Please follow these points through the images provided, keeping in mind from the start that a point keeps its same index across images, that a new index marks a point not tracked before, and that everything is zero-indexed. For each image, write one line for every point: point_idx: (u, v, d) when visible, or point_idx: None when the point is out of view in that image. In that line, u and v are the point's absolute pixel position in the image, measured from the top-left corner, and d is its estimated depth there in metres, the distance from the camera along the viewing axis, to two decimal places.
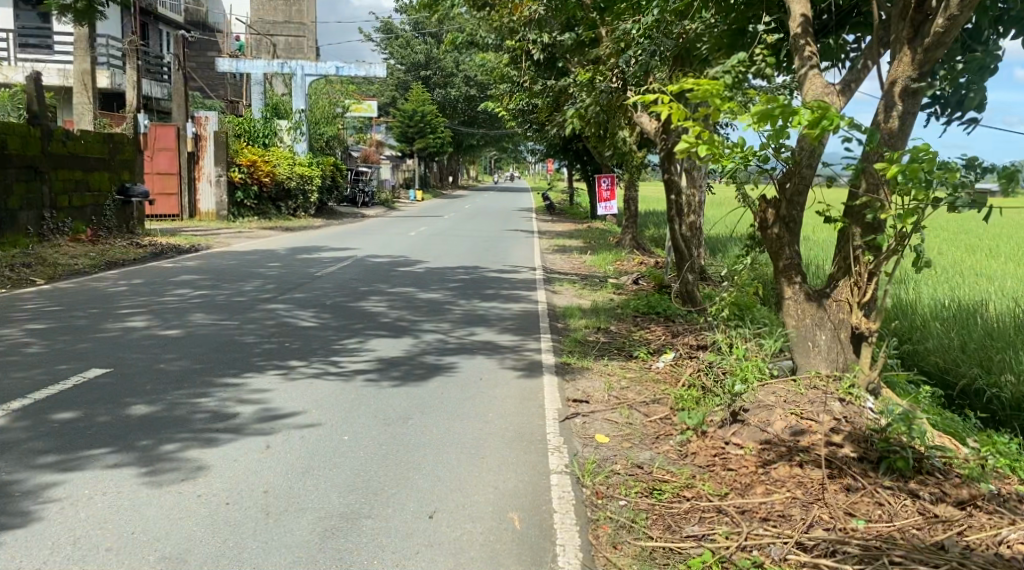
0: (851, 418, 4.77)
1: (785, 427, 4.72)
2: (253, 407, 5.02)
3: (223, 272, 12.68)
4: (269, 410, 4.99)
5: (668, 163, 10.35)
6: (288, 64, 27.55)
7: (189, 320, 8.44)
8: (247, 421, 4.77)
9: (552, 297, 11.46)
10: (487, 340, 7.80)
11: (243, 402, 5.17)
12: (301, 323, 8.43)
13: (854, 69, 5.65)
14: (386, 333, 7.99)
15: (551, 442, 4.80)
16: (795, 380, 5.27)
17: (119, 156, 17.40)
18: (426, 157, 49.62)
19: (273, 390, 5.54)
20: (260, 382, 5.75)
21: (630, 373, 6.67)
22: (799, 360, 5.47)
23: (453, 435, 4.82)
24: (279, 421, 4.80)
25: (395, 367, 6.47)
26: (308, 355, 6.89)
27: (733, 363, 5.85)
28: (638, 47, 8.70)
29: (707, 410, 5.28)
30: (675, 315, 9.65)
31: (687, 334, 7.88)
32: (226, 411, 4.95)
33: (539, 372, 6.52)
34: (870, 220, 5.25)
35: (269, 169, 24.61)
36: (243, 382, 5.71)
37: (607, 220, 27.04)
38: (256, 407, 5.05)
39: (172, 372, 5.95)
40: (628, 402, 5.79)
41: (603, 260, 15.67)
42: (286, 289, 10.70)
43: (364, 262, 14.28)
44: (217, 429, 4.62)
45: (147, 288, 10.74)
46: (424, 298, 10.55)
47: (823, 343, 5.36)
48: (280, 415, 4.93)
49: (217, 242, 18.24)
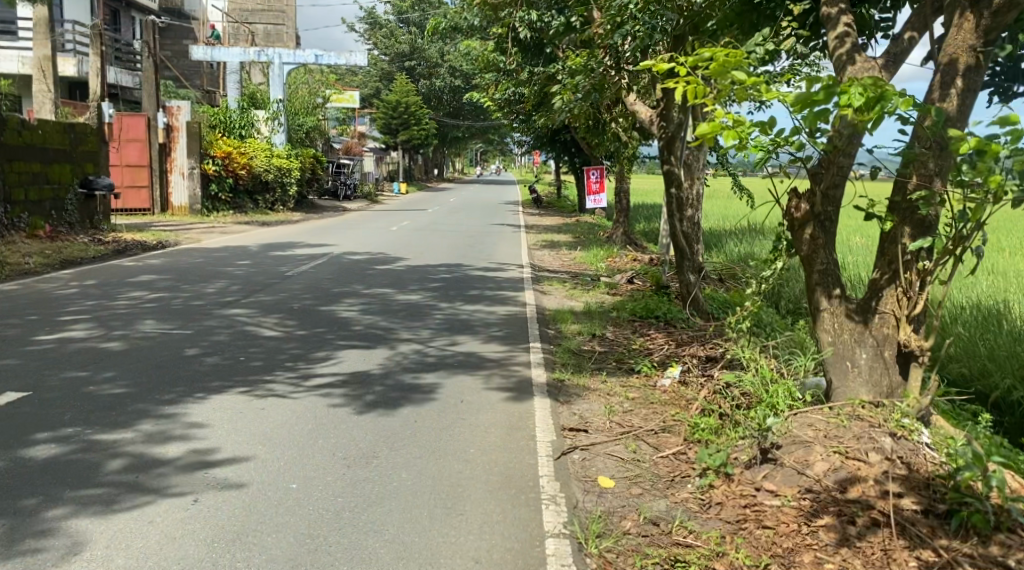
0: (907, 457, 3.93)
1: (827, 469, 3.90)
2: (180, 449, 4.13)
3: (186, 272, 11.70)
4: (200, 453, 4.11)
5: (668, 152, 9.51)
6: (266, 51, 26.55)
7: (136, 329, 7.48)
8: (170, 470, 3.89)
9: (542, 298, 10.61)
10: (472, 352, 6.91)
11: (173, 440, 4.25)
12: (263, 331, 7.50)
13: (899, 40, 4.79)
14: (357, 343, 7.09)
15: (546, 491, 3.96)
16: (832, 408, 4.45)
17: (82, 147, 16.38)
18: (410, 148, 48.63)
19: (214, 419, 4.63)
20: (198, 407, 4.84)
21: (633, 394, 5.82)
22: (835, 383, 4.66)
23: (424, 485, 3.95)
24: (211, 471, 3.90)
25: (364, 386, 5.58)
26: (266, 368, 5.96)
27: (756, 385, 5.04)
28: (635, 23, 8.04)
29: (730, 446, 4.45)
30: (676, 320, 8.81)
31: (697, 344, 7.05)
32: (146, 454, 4.05)
33: (529, 394, 5.65)
34: (922, 217, 4.41)
35: (245, 161, 23.73)
36: (178, 408, 4.80)
37: (595, 214, 26.22)
38: (185, 448, 4.17)
39: (97, 396, 5.03)
40: (634, 430, 4.97)
41: (594, 257, 14.82)
42: (253, 292, 9.77)
43: (340, 260, 13.36)
44: (129, 482, 3.73)
45: (99, 290, 9.80)
46: (402, 300, 9.67)
47: (864, 363, 4.56)
48: (214, 460, 4.04)
49: (186, 238, 17.24)
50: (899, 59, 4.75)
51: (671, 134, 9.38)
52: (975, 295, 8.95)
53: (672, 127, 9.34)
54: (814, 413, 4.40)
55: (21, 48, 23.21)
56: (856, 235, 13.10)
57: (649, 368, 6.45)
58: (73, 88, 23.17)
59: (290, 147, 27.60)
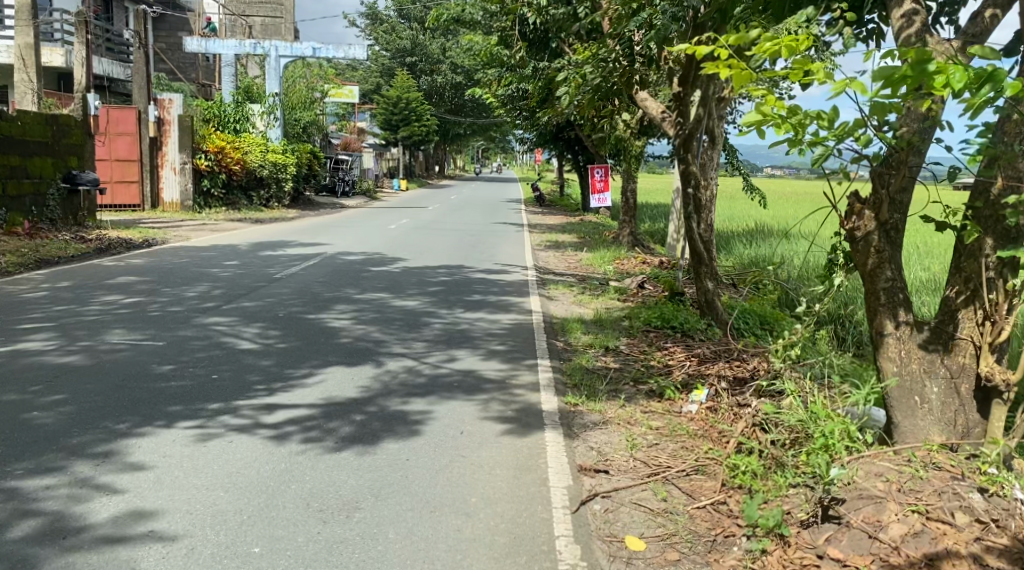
0: (1002, 520, 3.22)
1: (905, 534, 3.22)
2: (113, 507, 3.47)
3: (169, 274, 10.99)
4: (137, 514, 3.45)
5: (684, 151, 8.76)
6: (261, 44, 25.91)
7: (100, 339, 6.78)
8: (95, 539, 3.23)
9: (548, 304, 9.93)
10: (470, 371, 6.22)
11: (107, 494, 3.58)
12: (241, 344, 6.81)
13: (977, 19, 4.02)
14: (341, 360, 6.41)
15: (565, 560, 3.31)
16: (901, 453, 3.75)
17: (65, 140, 15.68)
18: (410, 145, 47.87)
19: (162, 461, 3.96)
20: (146, 442, 4.17)
21: (656, 423, 5.14)
22: (900, 420, 3.95)
23: (417, 552, 3.29)
24: (145, 542, 3.23)
25: (345, 414, 4.90)
26: (238, 390, 5.28)
27: (804, 419, 4.36)
28: (653, 9, 7.65)
29: (781, 499, 3.75)
30: (694, 332, 8.10)
31: (726, 364, 6.36)
32: (69, 514, 3.39)
33: (534, 425, 4.96)
34: (1010, 227, 3.66)
35: (239, 156, 22.93)
36: (123, 443, 4.13)
37: (599, 213, 25.53)
38: (120, 506, 3.50)
39: (34, 426, 4.35)
40: (662, 472, 4.29)
41: (601, 259, 14.13)
42: (236, 296, 9.08)
43: (334, 261, 12.66)
44: (40, 558, 3.07)
45: (71, 293, 9.10)
46: (397, 306, 8.99)
47: (935, 399, 3.87)
48: (153, 524, 3.38)
49: (175, 235, 16.55)
50: (978, 41, 4.00)
51: (689, 131, 8.64)
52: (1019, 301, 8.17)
53: (690, 123, 8.63)
54: (879, 459, 3.73)
55: (9, 37, 22.48)
56: (937, 246, 12.22)
57: (673, 392, 5.75)
58: (60, 78, 22.47)
59: (287, 142, 26.85)
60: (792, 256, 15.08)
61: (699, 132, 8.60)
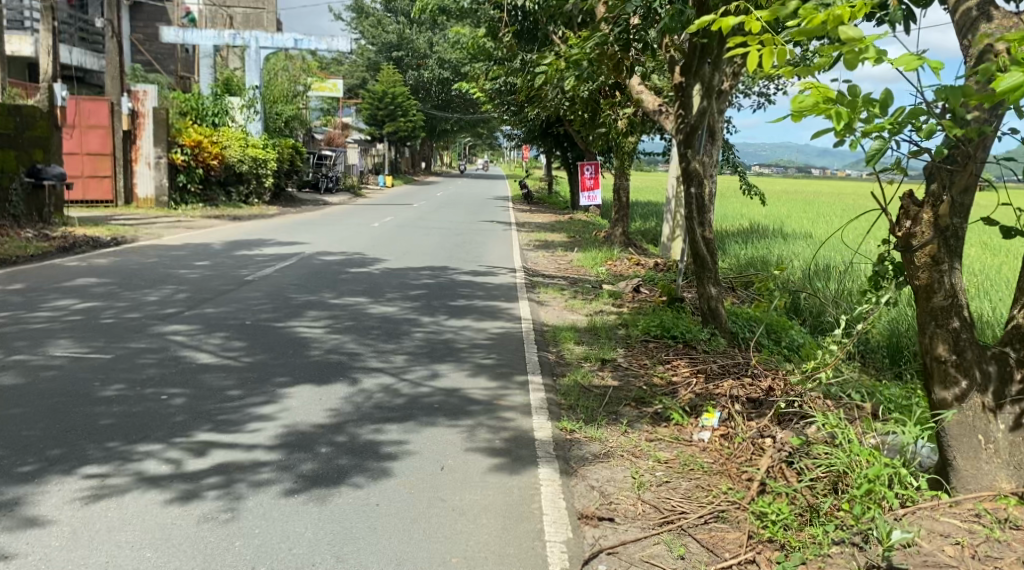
0: None
1: None
2: None
3: (133, 275, 10.27)
4: None
5: (686, 146, 8.23)
6: (241, 34, 25.13)
7: (40, 352, 6.08)
8: None
9: (538, 309, 9.30)
10: (454, 390, 5.57)
11: None
12: (199, 359, 6.12)
13: None
14: (310, 378, 5.75)
15: None
16: (967, 508, 3.19)
17: (29, 132, 14.85)
18: (397, 141, 47.13)
19: (72, 518, 3.29)
20: (57, 489, 3.53)
21: (664, 455, 4.52)
22: (960, 462, 3.36)
23: None
24: None
25: (305, 448, 4.23)
26: (186, 417, 4.63)
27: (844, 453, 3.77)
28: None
29: (826, 558, 3.14)
30: (697, 342, 7.52)
31: (738, 384, 5.77)
32: None
33: (527, 460, 4.31)
34: None
35: (217, 151, 22.06)
36: (27, 492, 3.49)
37: (589, 211, 24.89)
38: None
39: None
40: (677, 518, 3.66)
41: (592, 260, 13.53)
42: (201, 302, 8.38)
43: (311, 262, 11.96)
44: None
45: (21, 297, 8.37)
46: (376, 312, 8.32)
47: (1003, 440, 3.31)
48: None
49: (146, 233, 15.78)
50: None
51: (692, 124, 8.10)
52: (993, 294, 7.92)
53: (693, 117, 8.10)
54: (941, 514, 3.18)
55: None
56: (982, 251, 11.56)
57: (682, 417, 5.12)
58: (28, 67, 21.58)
59: (267, 136, 26.04)
60: (788, 259, 14.54)
61: (702, 125, 8.07)
